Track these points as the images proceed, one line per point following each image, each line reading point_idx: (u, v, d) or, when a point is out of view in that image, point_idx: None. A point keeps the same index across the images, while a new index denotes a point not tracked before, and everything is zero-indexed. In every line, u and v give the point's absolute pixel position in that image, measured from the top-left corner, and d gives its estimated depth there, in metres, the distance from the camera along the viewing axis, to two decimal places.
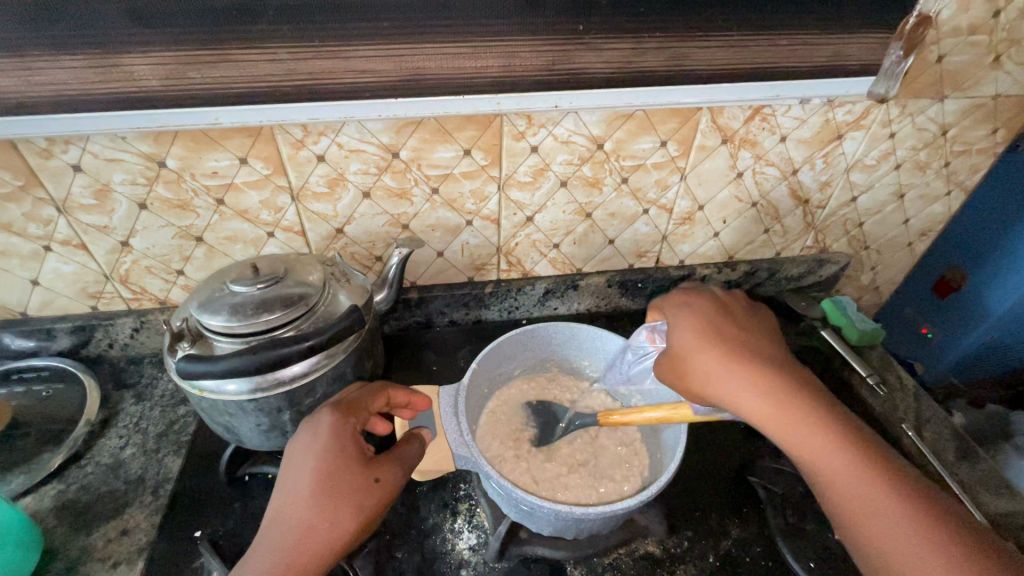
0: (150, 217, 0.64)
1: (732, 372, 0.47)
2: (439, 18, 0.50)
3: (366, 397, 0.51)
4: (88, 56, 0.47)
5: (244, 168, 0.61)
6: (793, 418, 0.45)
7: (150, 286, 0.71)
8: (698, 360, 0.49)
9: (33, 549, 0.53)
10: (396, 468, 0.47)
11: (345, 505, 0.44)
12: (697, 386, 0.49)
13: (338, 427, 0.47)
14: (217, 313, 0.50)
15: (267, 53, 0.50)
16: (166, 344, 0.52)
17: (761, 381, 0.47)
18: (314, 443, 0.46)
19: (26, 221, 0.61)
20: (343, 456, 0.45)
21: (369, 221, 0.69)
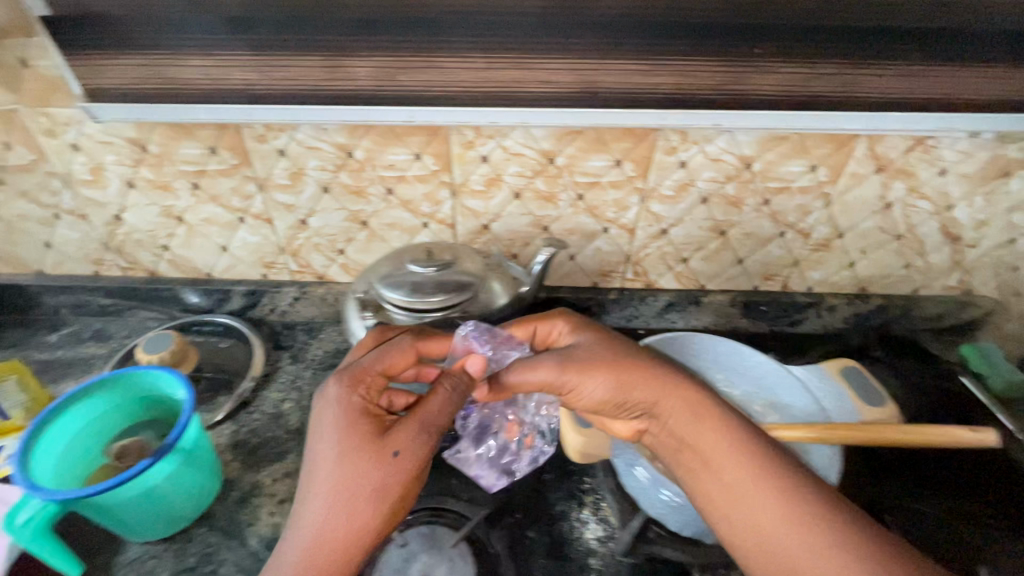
0: (329, 200, 0.72)
1: (647, 369, 0.53)
2: (622, 40, 0.55)
3: (376, 362, 0.51)
4: (320, 58, 0.55)
5: (417, 163, 0.68)
6: (710, 430, 0.49)
7: (314, 261, 0.79)
8: (616, 356, 0.54)
9: (215, 473, 0.61)
10: (418, 436, 0.47)
11: (361, 493, 0.45)
12: (618, 382, 0.52)
13: (345, 411, 0.48)
14: (401, 288, 0.57)
15: (468, 62, 0.55)
16: (353, 308, 0.61)
17: (676, 384, 0.53)
18: (325, 425, 0.47)
19: (232, 194, 0.71)
20: (350, 440, 0.46)
21: (514, 220, 0.74)
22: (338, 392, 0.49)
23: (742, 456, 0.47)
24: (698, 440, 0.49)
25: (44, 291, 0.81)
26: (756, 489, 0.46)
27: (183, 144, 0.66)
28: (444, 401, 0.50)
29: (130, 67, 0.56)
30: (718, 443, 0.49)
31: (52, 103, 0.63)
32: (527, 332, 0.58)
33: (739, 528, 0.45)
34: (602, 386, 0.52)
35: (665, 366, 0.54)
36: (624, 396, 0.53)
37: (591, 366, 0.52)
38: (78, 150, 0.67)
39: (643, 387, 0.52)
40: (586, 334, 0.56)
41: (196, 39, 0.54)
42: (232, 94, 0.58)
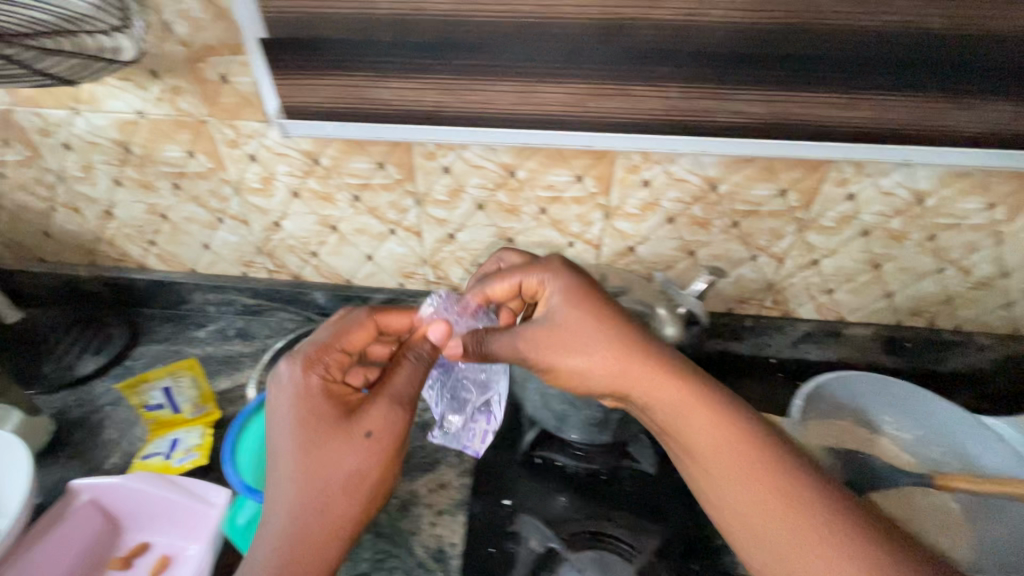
0: (482, 217, 0.73)
1: (623, 354, 0.49)
2: (785, 68, 0.53)
3: (335, 339, 0.53)
4: (515, 84, 0.56)
5: (576, 185, 0.68)
6: (705, 420, 0.47)
7: (452, 274, 0.81)
8: (591, 334, 0.50)
9: None
10: (387, 412, 0.49)
11: (335, 474, 0.46)
12: (603, 365, 0.49)
13: (313, 394, 0.49)
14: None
15: (662, 91, 0.55)
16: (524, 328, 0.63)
17: (649, 363, 0.49)
18: (285, 414, 0.48)
19: (389, 208, 0.73)
20: (322, 423, 0.47)
21: (662, 243, 0.74)
22: (297, 376, 0.49)
23: (735, 450, 0.46)
24: (683, 424, 0.48)
25: (196, 288, 0.86)
26: (749, 486, 0.44)
27: (353, 158, 0.69)
28: (406, 377, 0.51)
29: (330, 87, 0.58)
30: (703, 435, 0.47)
31: (243, 116, 0.65)
32: (506, 287, 0.55)
33: (735, 524, 0.45)
34: (589, 362, 0.50)
35: (649, 346, 0.50)
36: (606, 377, 0.50)
37: (563, 349, 0.50)
38: (254, 161, 0.70)
39: (616, 369, 0.49)
40: (570, 309, 0.51)
41: (401, 62, 0.55)
42: (419, 116, 0.60)
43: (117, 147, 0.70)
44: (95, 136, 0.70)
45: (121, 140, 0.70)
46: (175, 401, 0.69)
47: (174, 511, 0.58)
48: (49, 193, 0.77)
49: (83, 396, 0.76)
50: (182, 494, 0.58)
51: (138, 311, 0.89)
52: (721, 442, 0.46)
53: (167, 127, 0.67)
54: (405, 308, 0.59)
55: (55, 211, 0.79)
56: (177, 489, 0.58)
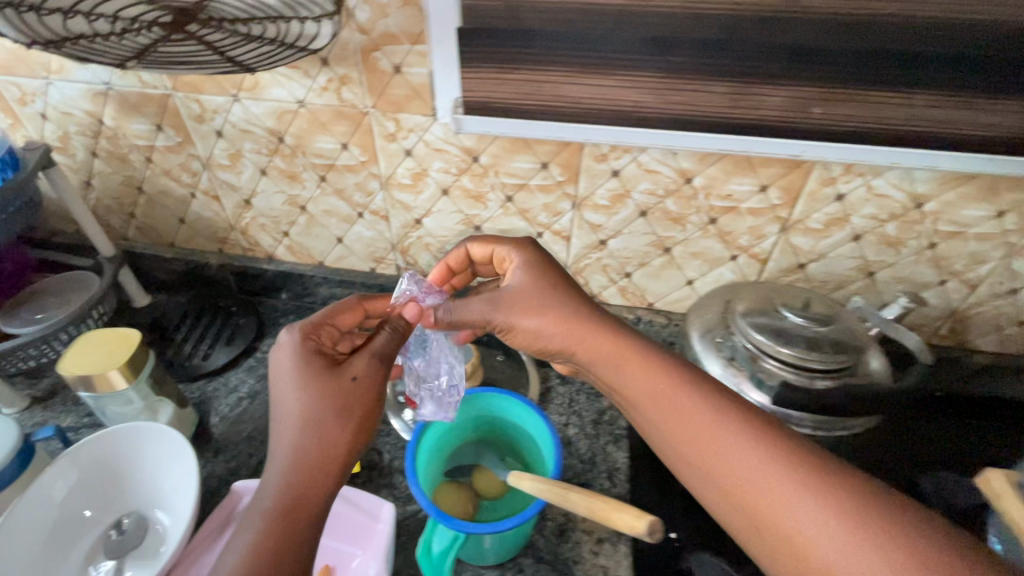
0: (642, 224, 0.68)
1: (568, 318, 0.52)
2: (958, 66, 0.47)
3: (328, 317, 0.54)
4: (733, 85, 0.51)
5: (759, 196, 0.62)
6: (665, 382, 0.48)
7: (593, 281, 0.77)
8: (545, 297, 0.53)
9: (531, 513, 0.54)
10: (372, 363, 0.50)
11: (331, 412, 0.47)
12: (557, 328, 0.52)
13: (307, 351, 0.50)
14: (793, 343, 0.52)
15: (904, 98, 0.49)
16: (709, 339, 0.58)
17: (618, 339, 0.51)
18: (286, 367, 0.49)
19: (542, 210, 0.69)
20: (315, 372, 0.49)
21: (838, 262, 0.67)
22: (293, 340, 0.50)
23: (700, 405, 0.45)
24: (672, 405, 0.46)
25: (323, 282, 0.84)
26: (718, 439, 0.44)
27: (517, 158, 0.64)
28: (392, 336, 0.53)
29: (521, 83, 0.54)
30: (671, 395, 0.47)
31: (408, 109, 0.62)
32: (484, 251, 0.59)
33: (710, 481, 0.43)
34: (540, 322, 0.53)
35: (593, 314, 0.53)
36: (552, 336, 0.52)
37: (520, 308, 0.53)
38: (410, 156, 0.67)
39: (563, 330, 0.52)
40: (528, 278, 0.54)
41: (608, 57, 0.51)
42: (610, 116, 0.55)
43: (270, 136, 0.68)
44: (250, 124, 0.67)
45: (276, 129, 0.67)
46: None
47: (335, 521, 0.57)
48: (192, 180, 0.76)
49: (222, 388, 0.75)
50: (364, 514, 0.56)
51: (261, 301, 0.88)
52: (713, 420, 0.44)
53: (326, 117, 0.65)
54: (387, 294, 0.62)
55: (194, 198, 0.78)
56: (359, 509, 0.57)
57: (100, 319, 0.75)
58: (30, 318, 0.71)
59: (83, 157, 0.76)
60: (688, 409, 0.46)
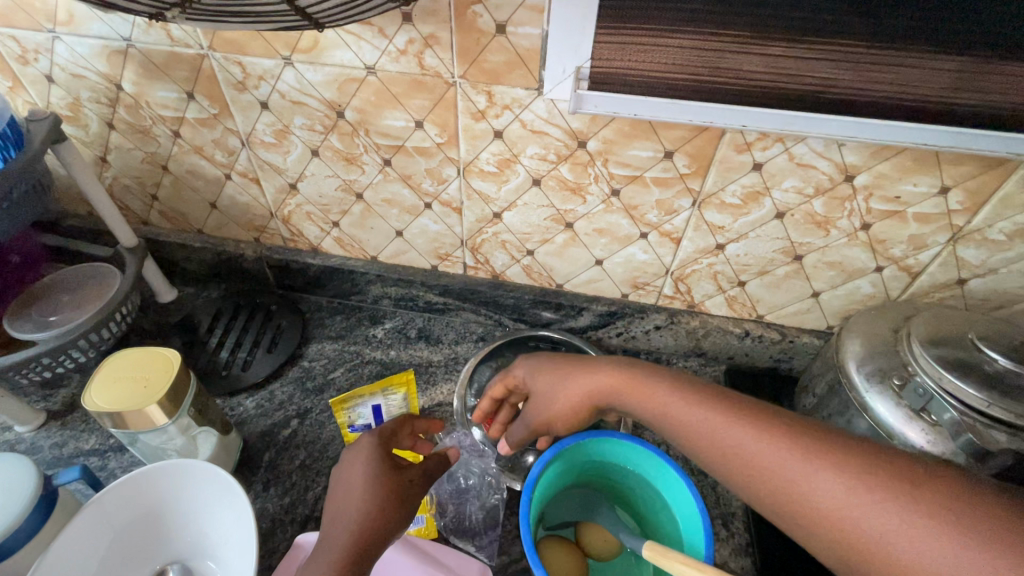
0: (775, 228, 0.57)
1: (572, 392, 0.46)
2: None
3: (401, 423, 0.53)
4: (964, 60, 0.38)
5: (935, 199, 0.51)
6: (663, 395, 0.42)
7: (697, 289, 0.66)
8: (556, 378, 0.48)
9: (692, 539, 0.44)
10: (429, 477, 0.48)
11: (388, 500, 0.44)
12: (575, 402, 0.46)
13: (373, 446, 0.48)
14: (1014, 398, 0.41)
15: None
16: (871, 368, 0.48)
17: (619, 381, 0.45)
18: (355, 461, 0.47)
19: (652, 207, 0.58)
20: (383, 464, 0.46)
21: (1011, 279, 0.56)
22: (371, 440, 0.48)
23: (698, 412, 0.40)
24: (687, 427, 0.40)
25: (376, 280, 0.73)
26: (725, 430, 0.38)
27: (635, 144, 0.52)
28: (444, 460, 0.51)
29: (673, 50, 0.42)
30: (669, 406, 0.41)
31: (506, 82, 0.50)
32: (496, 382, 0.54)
33: (729, 474, 0.38)
34: (556, 399, 0.47)
35: (592, 365, 0.47)
36: (576, 415, 0.46)
37: (542, 404, 0.48)
38: (499, 138, 0.55)
39: (584, 406, 0.46)
40: (537, 375, 0.50)
41: (804, 17, 0.38)
42: (784, 97, 0.43)
43: (327, 110, 0.56)
44: (303, 94, 0.55)
45: (335, 101, 0.55)
46: (386, 422, 0.58)
47: None
48: (228, 159, 0.64)
49: (265, 404, 0.65)
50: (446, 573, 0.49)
51: (303, 298, 0.77)
52: (736, 428, 0.38)
53: (400, 88, 0.52)
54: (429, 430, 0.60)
55: (229, 180, 0.66)
56: (441, 567, 0.50)
57: (124, 320, 0.64)
58: (43, 321, 0.61)
59: (98, 129, 0.64)
60: (701, 421, 0.40)
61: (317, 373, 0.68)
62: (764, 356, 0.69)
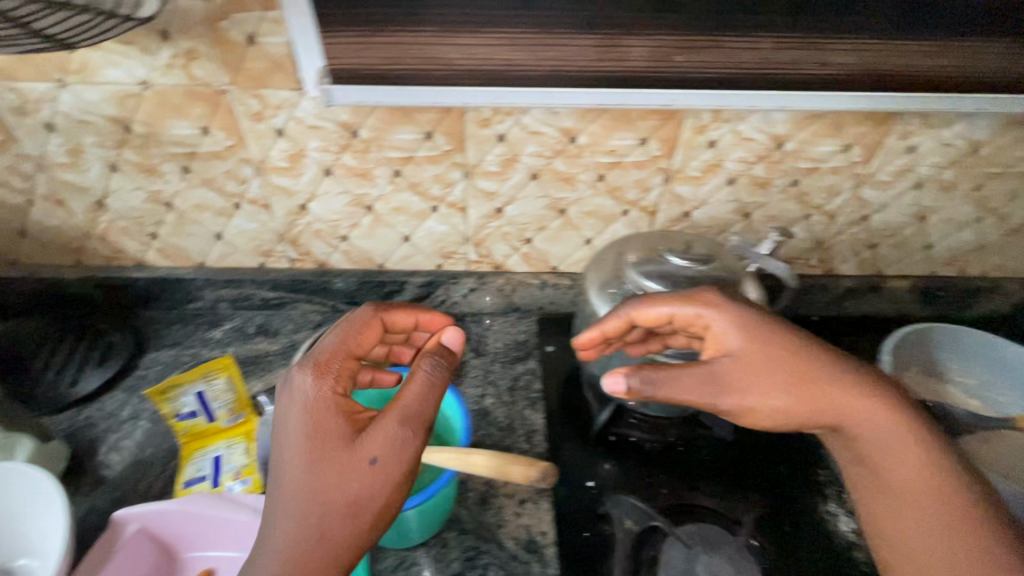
0: (534, 187, 0.68)
1: (802, 380, 0.46)
2: (788, 7, 0.50)
3: (340, 347, 0.49)
4: (598, 37, 0.51)
5: (639, 149, 0.65)
6: (872, 410, 0.46)
7: (496, 251, 0.76)
8: (767, 364, 0.46)
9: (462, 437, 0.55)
10: (398, 433, 0.43)
11: (338, 489, 0.41)
12: (805, 403, 0.45)
13: (302, 422, 0.44)
14: (680, 285, 0.55)
15: (754, 43, 0.52)
16: (601, 287, 0.60)
17: (813, 367, 0.46)
18: (295, 423, 0.44)
19: (432, 182, 0.67)
20: (315, 444, 0.43)
21: (719, 207, 0.71)
22: (303, 395, 0.45)
23: (910, 431, 0.46)
24: (896, 447, 0.45)
25: (207, 284, 0.77)
26: (911, 456, 0.45)
27: (398, 129, 0.62)
28: (421, 394, 0.45)
29: (385, 46, 0.51)
30: (853, 405, 0.45)
31: (271, 84, 0.57)
32: (658, 313, 0.50)
33: (876, 480, 0.46)
34: (782, 395, 0.45)
35: (783, 347, 0.46)
36: (801, 422, 0.46)
37: (761, 390, 0.45)
38: (282, 136, 0.62)
39: (806, 409, 0.45)
40: (750, 342, 0.47)
41: (472, 13, 0.49)
42: (486, 76, 0.54)
43: (114, 126, 0.60)
44: (87, 113, 0.59)
45: (120, 116, 0.60)
46: (211, 407, 0.61)
47: (231, 530, 0.52)
48: (26, 184, 0.66)
49: (95, 415, 0.68)
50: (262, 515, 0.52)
51: (135, 314, 0.79)
52: (925, 459, 0.45)
53: (178, 99, 0.58)
54: (408, 308, 0.55)
55: (32, 205, 0.68)
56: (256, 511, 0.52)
57: None
58: None
59: None
60: (890, 438, 0.45)
61: (150, 380, 0.73)
62: (566, 302, 0.81)
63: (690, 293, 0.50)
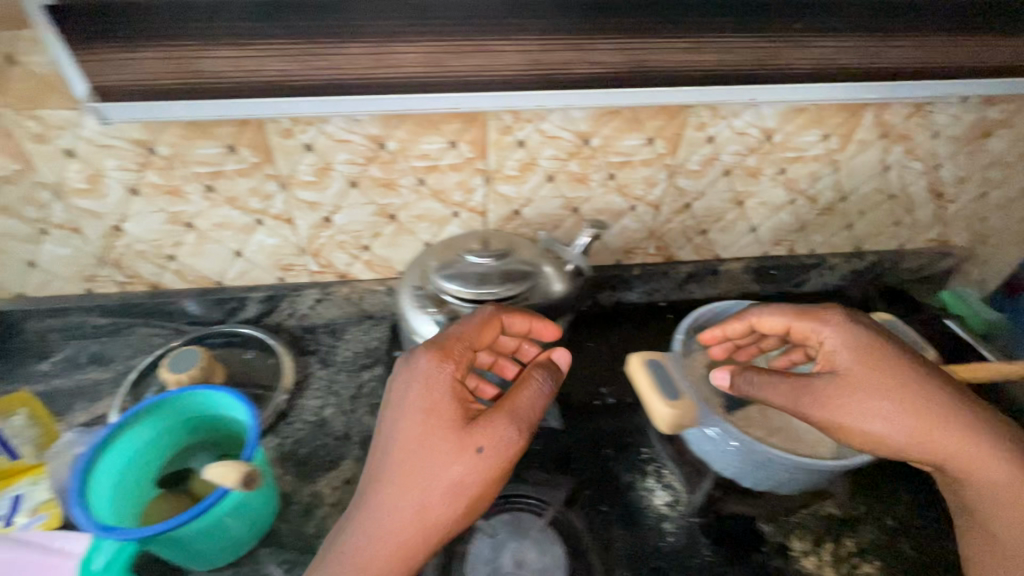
0: (357, 195, 0.69)
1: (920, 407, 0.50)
2: (541, 11, 0.52)
3: (459, 333, 0.51)
4: (366, 45, 0.52)
5: (452, 151, 0.66)
6: (947, 431, 0.50)
7: (336, 260, 0.76)
8: (875, 386, 0.50)
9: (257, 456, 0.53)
10: (506, 431, 0.47)
11: (430, 480, 0.45)
12: (908, 429, 0.50)
13: (421, 403, 0.47)
14: (473, 281, 0.56)
15: (519, 45, 0.54)
16: (407, 294, 0.59)
17: (912, 382, 0.51)
18: (405, 403, 0.48)
19: (250, 195, 0.67)
20: (436, 429, 0.47)
21: (545, 203, 0.74)
22: (420, 371, 0.49)
23: (955, 431, 0.50)
24: (937, 447, 0.50)
25: (28, 316, 0.73)
26: (972, 454, 0.50)
27: (198, 144, 0.61)
28: (528, 395, 0.49)
29: (150, 61, 0.51)
30: (943, 425, 0.50)
31: (46, 104, 0.56)
32: (780, 322, 0.58)
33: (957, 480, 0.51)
34: (884, 417, 0.49)
35: (905, 373, 0.51)
36: (888, 436, 0.50)
37: (851, 408, 0.50)
38: (74, 157, 0.60)
39: (904, 420, 0.50)
40: (854, 362, 0.52)
41: (231, 26, 0.50)
42: (266, 88, 0.55)
43: None
44: None
45: None
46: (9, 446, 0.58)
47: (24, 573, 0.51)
48: None
49: None
50: (60, 555, 0.52)
51: None
52: (971, 454, 0.50)
53: None
54: (478, 320, 0.52)
55: None
56: (55, 551, 0.52)
57: None
58: None
59: None
60: (947, 437, 0.50)
61: None
62: None
63: (821, 317, 0.55)
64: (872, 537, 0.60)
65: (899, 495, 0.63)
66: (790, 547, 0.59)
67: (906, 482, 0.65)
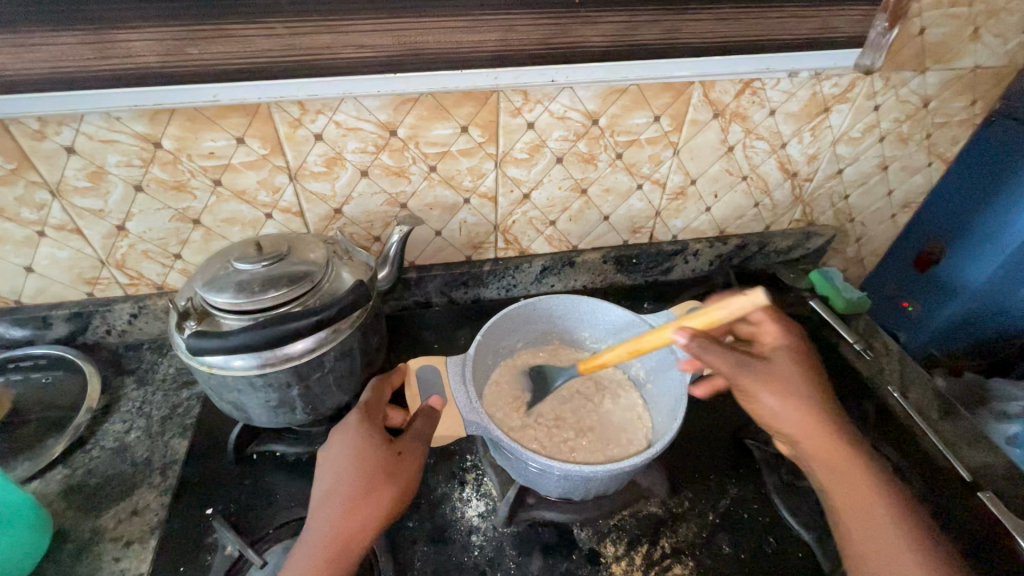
0: (147, 200, 0.63)
1: (824, 398, 0.50)
2: None
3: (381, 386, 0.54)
4: (82, 33, 0.47)
5: (241, 148, 0.61)
6: (827, 421, 0.49)
7: (147, 270, 0.70)
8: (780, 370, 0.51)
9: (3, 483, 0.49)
10: (417, 445, 0.50)
11: (357, 487, 0.46)
12: (791, 410, 0.49)
13: (358, 421, 0.49)
14: (238, 289, 0.51)
15: (265, 28, 0.50)
16: (172, 323, 0.52)
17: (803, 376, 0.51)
18: (337, 435, 0.49)
19: (18, 205, 0.60)
20: (370, 444, 0.48)
21: (367, 200, 0.69)
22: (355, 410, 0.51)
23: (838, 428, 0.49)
24: (820, 440, 0.49)
25: None
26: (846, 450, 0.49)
27: None
28: (429, 421, 0.51)
29: None
30: (824, 417, 0.49)
31: None
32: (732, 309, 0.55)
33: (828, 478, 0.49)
34: (772, 389, 0.50)
35: (808, 374, 0.51)
36: (782, 412, 0.49)
37: (760, 377, 0.50)
38: None
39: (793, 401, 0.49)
40: (774, 353, 0.52)
41: None
42: None
43: None
44: None
45: None
46: None
47: None
48: None
49: None
50: None
51: None
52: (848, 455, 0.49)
53: None
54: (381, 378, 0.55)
55: None
56: None
57: None
58: None
59: None
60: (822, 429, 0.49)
61: None
62: None
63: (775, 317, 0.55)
64: (692, 536, 0.57)
65: (724, 489, 0.61)
66: (603, 553, 0.56)
67: (731, 475, 0.63)
